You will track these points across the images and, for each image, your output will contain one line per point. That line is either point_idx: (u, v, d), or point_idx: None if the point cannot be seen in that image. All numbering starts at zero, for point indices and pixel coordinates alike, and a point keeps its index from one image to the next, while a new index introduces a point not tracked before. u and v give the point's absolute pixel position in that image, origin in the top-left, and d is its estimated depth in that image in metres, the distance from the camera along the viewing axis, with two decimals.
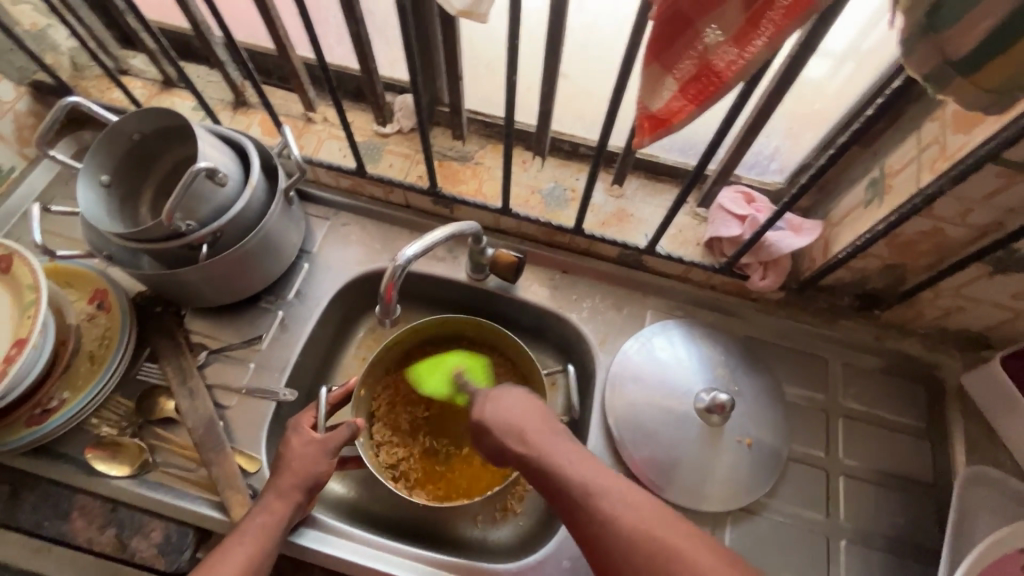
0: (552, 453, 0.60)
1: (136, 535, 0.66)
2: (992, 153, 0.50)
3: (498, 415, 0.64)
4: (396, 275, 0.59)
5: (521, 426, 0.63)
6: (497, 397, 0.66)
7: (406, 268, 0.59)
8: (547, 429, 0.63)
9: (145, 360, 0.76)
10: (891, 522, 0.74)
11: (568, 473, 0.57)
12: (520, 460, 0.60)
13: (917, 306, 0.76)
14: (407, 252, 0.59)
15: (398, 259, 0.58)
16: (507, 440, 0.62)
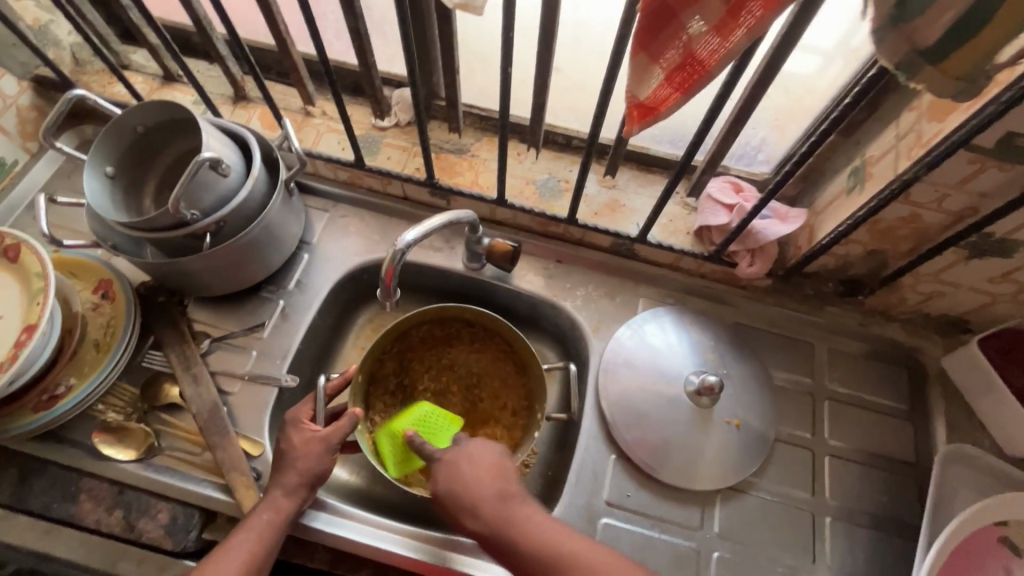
0: (511, 522, 0.58)
1: (143, 517, 0.67)
2: (964, 140, 0.52)
3: (448, 480, 0.61)
4: (395, 260, 0.61)
5: (472, 493, 0.59)
6: (450, 463, 0.62)
7: (405, 253, 0.61)
8: (499, 492, 0.60)
9: (149, 348, 0.77)
10: (874, 499, 0.76)
11: (532, 549, 0.55)
12: (477, 536, 0.58)
13: (899, 291, 0.78)
14: (406, 237, 0.61)
15: (398, 243, 0.60)
16: (461, 509, 0.59)
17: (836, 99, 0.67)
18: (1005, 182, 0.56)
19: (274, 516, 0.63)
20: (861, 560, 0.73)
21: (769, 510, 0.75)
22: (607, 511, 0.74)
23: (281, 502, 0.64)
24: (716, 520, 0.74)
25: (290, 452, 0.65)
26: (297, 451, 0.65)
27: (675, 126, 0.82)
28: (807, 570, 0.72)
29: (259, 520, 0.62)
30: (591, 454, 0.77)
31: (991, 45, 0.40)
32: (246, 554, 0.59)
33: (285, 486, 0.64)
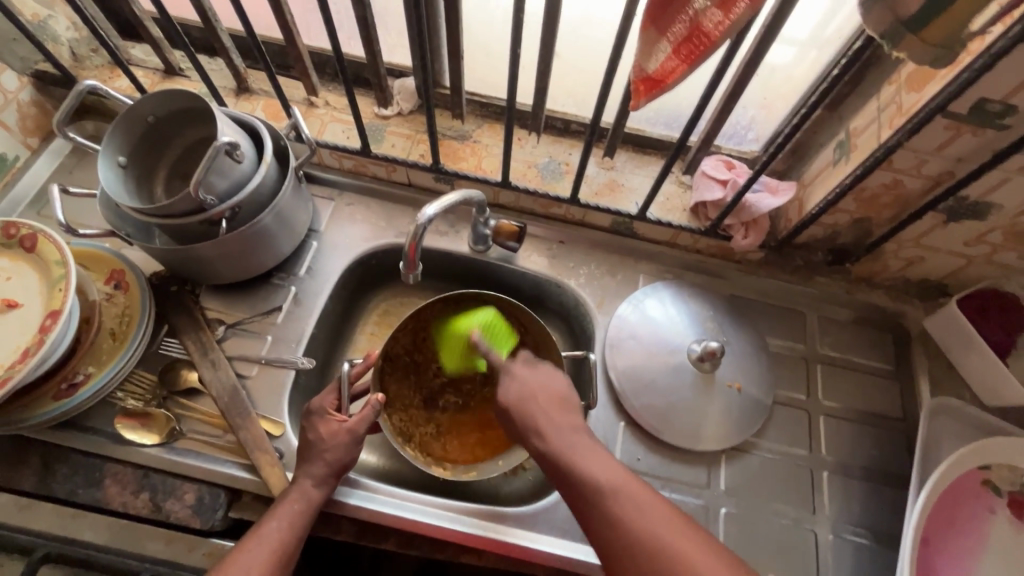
0: (568, 447, 0.60)
1: (170, 498, 0.68)
2: (941, 107, 0.57)
3: (518, 399, 0.66)
4: (418, 234, 0.66)
5: (539, 415, 0.64)
6: (525, 381, 0.68)
7: (426, 226, 0.66)
8: (562, 413, 0.64)
9: (165, 336, 0.78)
10: (866, 453, 0.81)
11: (581, 465, 0.57)
12: (535, 451, 0.61)
13: (883, 258, 0.83)
14: (427, 211, 0.66)
15: (421, 217, 0.65)
16: (524, 423, 0.64)
17: (821, 76, 0.72)
18: (979, 146, 0.61)
19: (303, 489, 0.65)
20: (857, 509, 0.78)
21: (771, 467, 0.79)
22: None
23: (308, 475, 0.65)
24: (722, 478, 0.78)
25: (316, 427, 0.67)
26: (322, 426, 0.67)
27: (670, 108, 0.86)
28: (808, 521, 0.76)
29: (289, 500, 0.64)
30: (601, 421, 0.81)
31: (965, 14, 0.44)
32: (279, 535, 0.61)
33: (312, 461, 0.66)
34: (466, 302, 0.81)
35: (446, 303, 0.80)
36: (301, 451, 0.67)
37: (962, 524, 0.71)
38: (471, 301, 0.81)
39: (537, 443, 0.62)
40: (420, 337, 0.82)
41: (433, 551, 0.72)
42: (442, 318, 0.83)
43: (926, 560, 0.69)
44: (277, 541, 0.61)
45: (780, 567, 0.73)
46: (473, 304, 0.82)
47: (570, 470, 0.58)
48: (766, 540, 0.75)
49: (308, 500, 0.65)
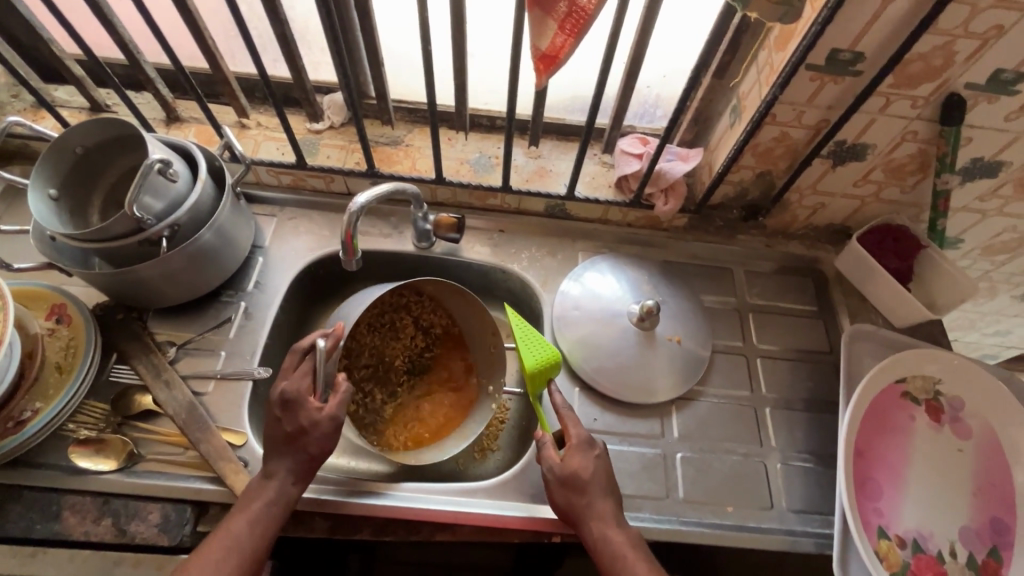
0: (617, 535, 0.68)
1: (134, 520, 0.68)
2: (803, 59, 0.65)
3: (588, 473, 0.71)
4: (352, 221, 0.69)
5: (598, 500, 0.69)
6: (596, 464, 0.72)
7: (359, 215, 0.70)
8: (613, 504, 0.70)
9: (115, 363, 0.78)
10: (801, 386, 0.89)
11: (627, 557, 0.66)
12: (587, 525, 0.68)
13: (791, 209, 0.92)
14: (358, 201, 0.70)
15: (352, 205, 0.68)
16: (589, 498, 0.69)
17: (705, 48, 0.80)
18: (842, 93, 0.70)
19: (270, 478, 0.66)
20: (800, 437, 0.84)
21: (718, 410, 0.85)
22: None
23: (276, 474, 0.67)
24: (676, 426, 0.83)
25: (295, 401, 0.67)
26: (311, 417, 0.67)
27: (583, 96, 0.94)
28: (758, 454, 0.82)
29: (254, 488, 0.65)
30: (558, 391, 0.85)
31: None
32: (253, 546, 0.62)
33: (298, 438, 0.66)
34: (402, 292, 0.92)
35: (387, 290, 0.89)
36: (281, 429, 0.67)
37: (889, 432, 0.78)
38: (405, 292, 0.92)
39: (595, 521, 0.68)
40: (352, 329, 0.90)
41: (409, 534, 0.72)
42: (378, 306, 0.91)
43: (861, 469, 0.75)
44: (246, 548, 0.62)
45: (737, 499, 0.78)
46: (408, 295, 0.92)
47: (615, 557, 0.66)
48: (722, 476, 0.79)
49: (280, 485, 0.65)
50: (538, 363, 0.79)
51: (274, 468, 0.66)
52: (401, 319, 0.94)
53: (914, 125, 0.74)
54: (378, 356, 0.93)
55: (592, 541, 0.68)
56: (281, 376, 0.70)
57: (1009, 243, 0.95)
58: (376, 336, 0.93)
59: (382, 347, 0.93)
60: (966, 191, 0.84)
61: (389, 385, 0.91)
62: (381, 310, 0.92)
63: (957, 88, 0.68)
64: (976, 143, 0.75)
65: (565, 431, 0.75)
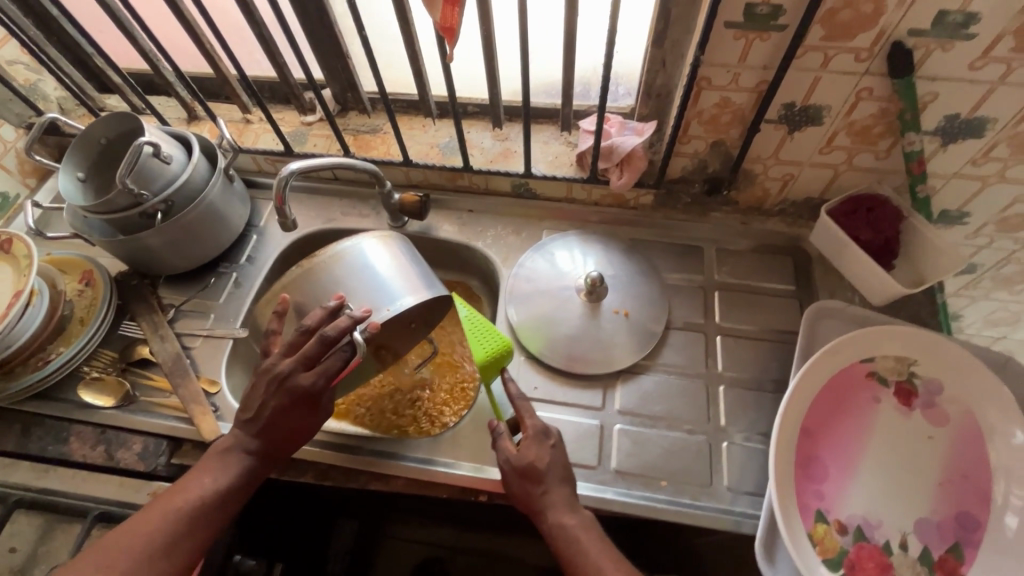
0: (569, 525, 0.66)
1: (121, 448, 0.79)
2: (716, 17, 0.64)
3: (545, 466, 0.69)
4: (283, 186, 0.77)
5: (551, 491, 0.68)
6: (549, 451, 0.70)
7: (290, 180, 0.77)
8: (568, 492, 0.69)
9: (125, 320, 0.92)
10: (765, 366, 0.84)
11: (584, 546, 0.65)
12: (542, 516, 0.67)
13: (759, 182, 0.88)
14: (291, 167, 0.77)
15: (283, 171, 0.76)
16: (545, 487, 0.68)
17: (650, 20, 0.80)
18: (772, 51, 0.68)
19: (236, 443, 0.69)
20: (753, 417, 0.80)
21: (667, 386, 0.83)
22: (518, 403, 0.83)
23: None
24: (618, 399, 0.82)
25: (295, 408, 0.67)
26: (309, 414, 0.69)
27: (546, 80, 0.96)
28: (704, 431, 0.79)
29: (227, 461, 0.68)
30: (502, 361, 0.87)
31: None
32: (209, 491, 0.66)
33: (292, 432, 0.69)
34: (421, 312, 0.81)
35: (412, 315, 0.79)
36: (275, 421, 0.67)
37: (846, 411, 0.72)
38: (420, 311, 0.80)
39: (549, 510, 0.67)
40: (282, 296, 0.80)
41: (346, 480, 0.78)
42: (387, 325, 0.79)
43: (806, 449, 0.70)
44: (214, 512, 0.66)
45: (674, 474, 0.76)
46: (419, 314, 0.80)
47: (573, 548, 0.65)
48: (660, 451, 0.78)
49: (253, 460, 0.69)
50: (489, 354, 0.76)
51: (250, 451, 0.69)
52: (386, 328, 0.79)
53: (866, 81, 0.69)
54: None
55: (548, 529, 0.67)
56: (294, 360, 0.67)
57: None
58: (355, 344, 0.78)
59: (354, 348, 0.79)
60: (950, 155, 0.76)
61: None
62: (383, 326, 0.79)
63: (900, 36, 0.63)
64: (944, 98, 0.69)
65: (521, 421, 0.73)
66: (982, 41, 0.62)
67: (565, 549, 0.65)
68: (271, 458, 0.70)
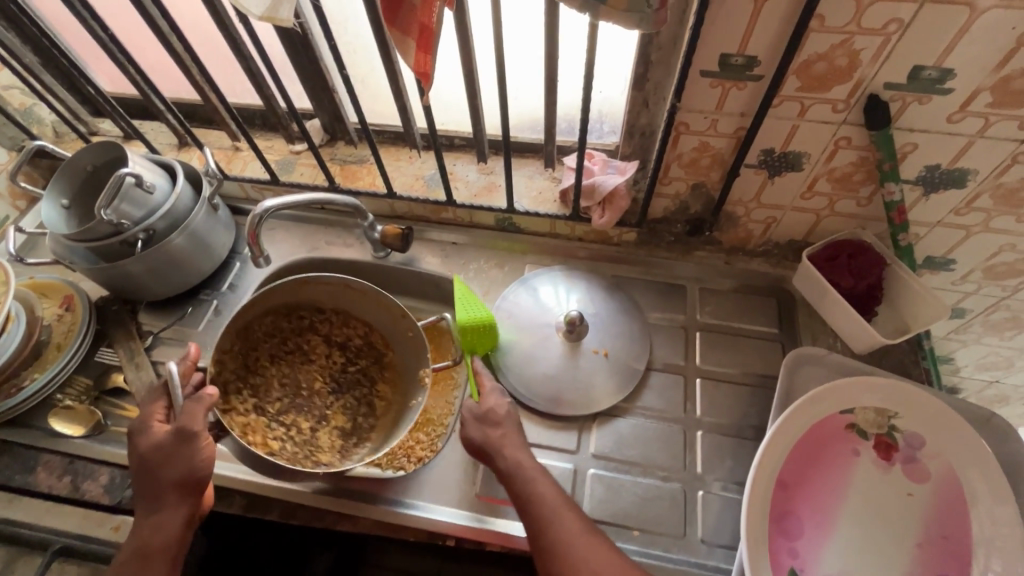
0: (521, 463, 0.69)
1: (88, 480, 0.79)
2: (691, 65, 0.65)
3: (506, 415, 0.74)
4: (256, 222, 0.79)
5: (504, 436, 0.72)
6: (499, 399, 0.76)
7: (263, 215, 0.79)
8: None
9: (103, 347, 0.91)
10: (745, 412, 0.82)
11: (537, 485, 0.67)
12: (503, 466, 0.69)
13: (741, 224, 0.87)
14: (266, 204, 0.80)
15: (258, 207, 0.78)
16: (502, 430, 0.73)
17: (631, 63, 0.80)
18: (749, 98, 0.68)
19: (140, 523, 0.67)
20: (729, 466, 0.78)
21: (643, 430, 0.81)
22: None
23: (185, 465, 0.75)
24: (592, 442, 0.81)
25: (154, 449, 0.68)
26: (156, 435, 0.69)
27: (532, 115, 0.96)
28: (679, 478, 0.77)
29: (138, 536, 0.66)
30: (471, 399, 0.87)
31: None
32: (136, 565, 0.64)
33: (156, 469, 0.67)
34: (302, 315, 0.91)
35: (280, 314, 0.90)
36: (139, 469, 0.68)
37: (823, 465, 0.70)
38: (305, 314, 0.92)
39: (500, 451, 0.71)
40: (251, 357, 0.87)
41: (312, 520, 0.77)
42: (278, 333, 0.90)
43: (781, 503, 0.68)
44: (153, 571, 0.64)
45: (647, 523, 0.74)
46: (308, 317, 0.92)
47: (525, 487, 0.67)
48: (632, 498, 0.76)
49: (160, 518, 0.66)
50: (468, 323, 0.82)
51: (147, 515, 0.67)
52: (308, 341, 0.91)
53: (844, 131, 0.69)
54: (295, 383, 0.89)
55: (505, 471, 0.69)
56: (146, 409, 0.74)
57: (1013, 264, 0.82)
58: (284, 364, 0.89)
59: (294, 376, 0.89)
60: (932, 204, 0.75)
61: (312, 413, 0.86)
62: (283, 336, 0.90)
63: (877, 89, 0.63)
64: (923, 149, 0.68)
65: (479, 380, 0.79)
66: (959, 96, 0.62)
67: (518, 486, 0.67)
68: (172, 501, 0.67)
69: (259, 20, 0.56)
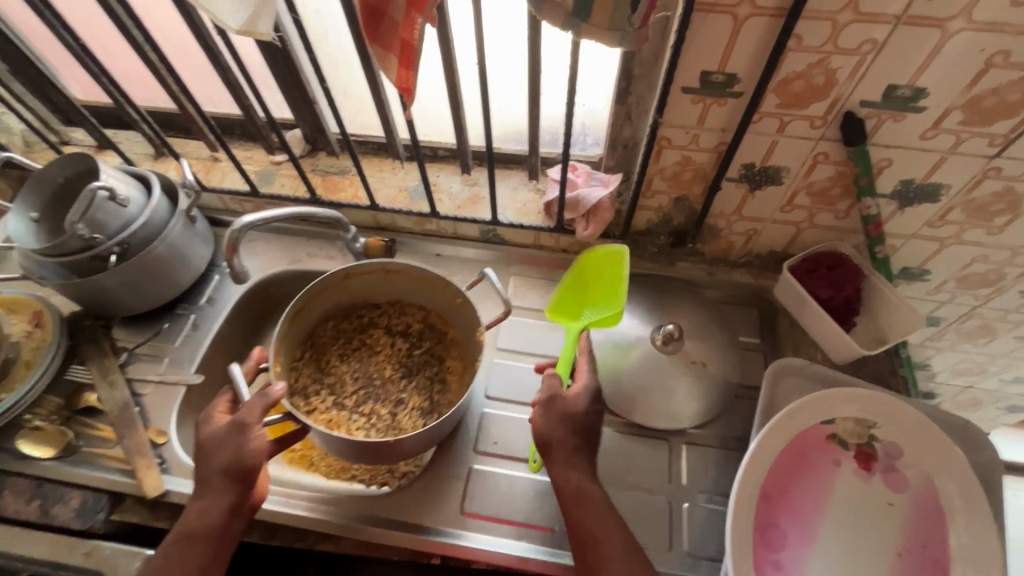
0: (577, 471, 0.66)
1: (57, 504, 0.78)
2: (673, 82, 0.65)
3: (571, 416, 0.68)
4: (234, 237, 0.78)
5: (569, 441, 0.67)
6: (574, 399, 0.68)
7: (241, 230, 0.78)
8: None
9: (74, 364, 0.88)
10: (729, 423, 0.83)
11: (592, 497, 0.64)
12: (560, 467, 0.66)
13: (723, 235, 0.88)
14: (245, 220, 0.78)
15: (235, 223, 0.77)
16: (567, 432, 0.67)
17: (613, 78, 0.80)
18: (730, 114, 0.69)
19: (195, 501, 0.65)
20: (713, 478, 0.79)
21: (628, 442, 0.81)
22: (476, 459, 0.82)
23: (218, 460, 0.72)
24: None
25: (212, 437, 0.67)
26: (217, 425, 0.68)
27: (516, 127, 0.96)
28: (664, 491, 0.77)
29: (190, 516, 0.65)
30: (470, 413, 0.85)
31: None
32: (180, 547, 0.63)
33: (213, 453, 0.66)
34: (359, 313, 0.93)
35: (338, 314, 0.92)
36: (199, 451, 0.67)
37: (806, 476, 0.71)
38: (364, 312, 0.93)
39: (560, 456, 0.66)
40: (323, 359, 0.89)
41: None
42: (340, 335, 0.92)
43: (764, 515, 0.69)
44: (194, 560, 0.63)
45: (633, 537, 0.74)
46: (366, 314, 0.93)
47: (578, 497, 0.65)
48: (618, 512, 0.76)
49: (207, 504, 0.65)
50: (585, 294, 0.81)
51: (200, 495, 0.65)
52: (371, 335, 0.92)
53: (822, 146, 0.70)
54: (368, 374, 0.89)
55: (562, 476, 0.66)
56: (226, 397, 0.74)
57: (985, 275, 0.84)
58: (353, 359, 0.90)
59: (366, 368, 0.89)
60: (907, 217, 0.77)
61: (388, 398, 0.86)
62: (346, 336, 0.92)
63: (853, 106, 0.64)
64: (898, 165, 0.70)
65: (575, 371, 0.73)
66: (931, 114, 0.63)
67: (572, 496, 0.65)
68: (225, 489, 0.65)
69: (237, 33, 0.55)
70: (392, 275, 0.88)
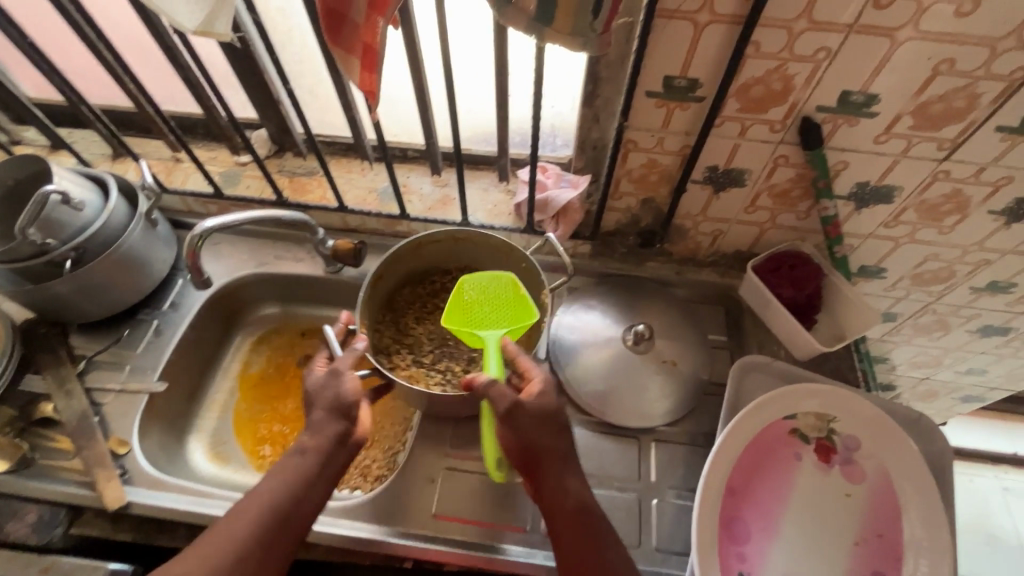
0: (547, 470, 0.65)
1: (12, 520, 0.75)
2: (637, 86, 0.66)
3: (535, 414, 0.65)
4: (194, 242, 0.75)
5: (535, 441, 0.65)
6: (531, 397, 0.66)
7: (202, 236, 0.75)
8: None
9: (29, 374, 0.86)
10: (697, 420, 0.85)
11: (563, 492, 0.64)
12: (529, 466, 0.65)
13: (691, 236, 0.90)
14: (204, 224, 0.75)
15: (195, 228, 0.74)
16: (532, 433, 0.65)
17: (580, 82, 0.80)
18: (694, 118, 0.70)
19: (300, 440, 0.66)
20: (681, 475, 0.80)
21: (599, 441, 0.82)
22: (449, 462, 0.82)
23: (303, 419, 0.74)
24: None
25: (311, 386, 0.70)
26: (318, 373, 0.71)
27: (485, 128, 0.96)
28: (633, 489, 0.79)
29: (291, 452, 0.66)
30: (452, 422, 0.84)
31: None
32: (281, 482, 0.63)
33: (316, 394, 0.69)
34: (432, 279, 0.92)
35: (407, 279, 0.92)
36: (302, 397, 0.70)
37: (769, 470, 0.73)
38: (436, 277, 0.92)
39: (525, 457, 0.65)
40: (402, 322, 0.89)
41: None
42: (415, 298, 0.91)
43: (728, 509, 0.70)
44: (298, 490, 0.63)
45: None
46: (438, 279, 0.92)
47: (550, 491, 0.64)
48: None
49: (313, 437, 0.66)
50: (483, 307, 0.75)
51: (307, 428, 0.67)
52: (439, 300, 0.91)
53: (782, 150, 0.72)
54: (441, 335, 0.88)
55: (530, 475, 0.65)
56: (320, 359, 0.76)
57: (937, 272, 0.88)
58: (428, 321, 0.89)
59: (439, 329, 0.88)
60: (864, 218, 0.79)
61: (461, 357, 0.85)
62: (421, 299, 0.91)
63: (810, 111, 0.66)
64: (854, 168, 0.72)
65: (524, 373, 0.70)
66: (883, 119, 0.65)
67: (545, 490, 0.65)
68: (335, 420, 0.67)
69: (193, 34, 0.53)
70: (461, 243, 0.87)
